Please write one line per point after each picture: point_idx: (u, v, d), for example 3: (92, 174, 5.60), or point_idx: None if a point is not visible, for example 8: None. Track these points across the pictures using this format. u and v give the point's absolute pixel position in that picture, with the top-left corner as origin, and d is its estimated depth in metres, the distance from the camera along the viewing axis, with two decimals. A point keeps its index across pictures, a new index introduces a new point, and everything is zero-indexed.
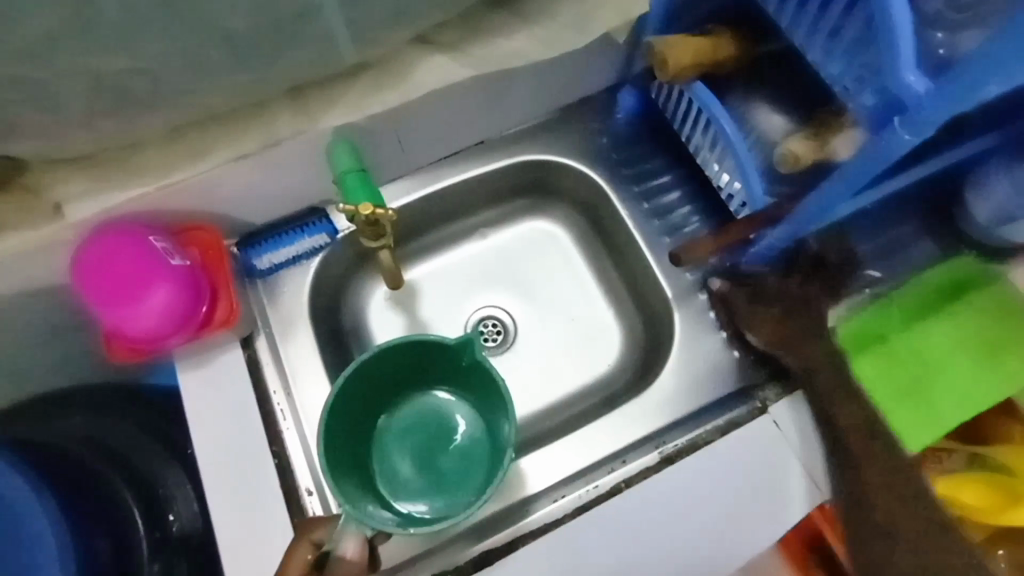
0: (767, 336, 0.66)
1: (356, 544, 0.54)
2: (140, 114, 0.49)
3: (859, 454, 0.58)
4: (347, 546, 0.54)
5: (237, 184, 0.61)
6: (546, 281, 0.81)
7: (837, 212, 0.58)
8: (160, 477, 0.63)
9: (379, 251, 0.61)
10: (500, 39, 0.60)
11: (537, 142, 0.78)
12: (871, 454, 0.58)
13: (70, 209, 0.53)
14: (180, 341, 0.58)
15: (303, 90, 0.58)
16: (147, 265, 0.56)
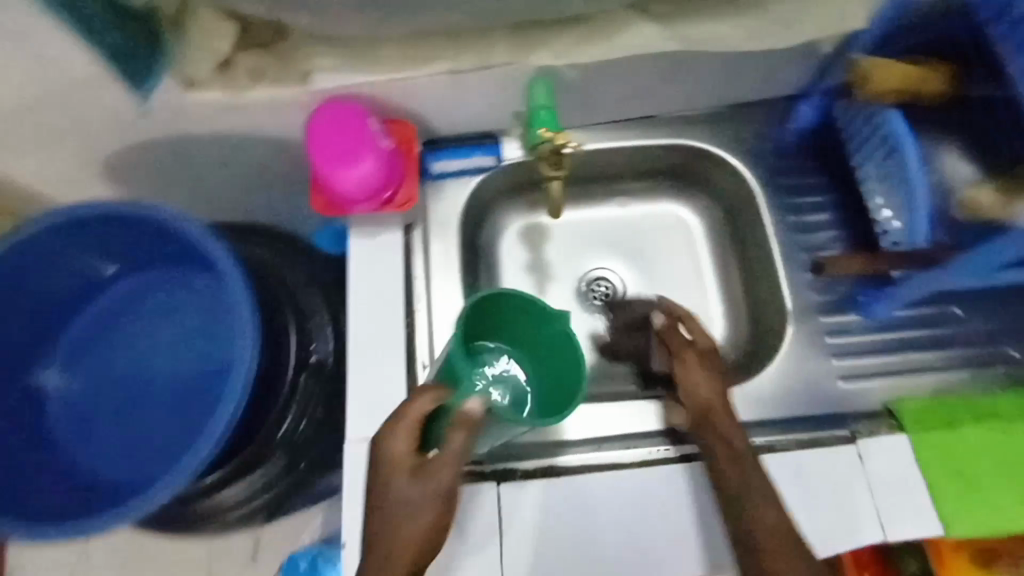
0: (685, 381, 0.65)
1: (478, 402, 0.49)
2: (399, 15, 0.59)
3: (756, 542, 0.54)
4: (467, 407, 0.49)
5: (443, 94, 0.70)
6: (669, 264, 0.86)
7: (978, 276, 0.62)
8: (309, 314, 0.75)
9: (551, 181, 0.67)
10: (707, 22, 0.65)
11: (704, 129, 0.81)
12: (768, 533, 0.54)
13: (319, 77, 0.66)
14: (365, 210, 0.68)
15: (524, 27, 0.65)
16: (359, 137, 0.65)
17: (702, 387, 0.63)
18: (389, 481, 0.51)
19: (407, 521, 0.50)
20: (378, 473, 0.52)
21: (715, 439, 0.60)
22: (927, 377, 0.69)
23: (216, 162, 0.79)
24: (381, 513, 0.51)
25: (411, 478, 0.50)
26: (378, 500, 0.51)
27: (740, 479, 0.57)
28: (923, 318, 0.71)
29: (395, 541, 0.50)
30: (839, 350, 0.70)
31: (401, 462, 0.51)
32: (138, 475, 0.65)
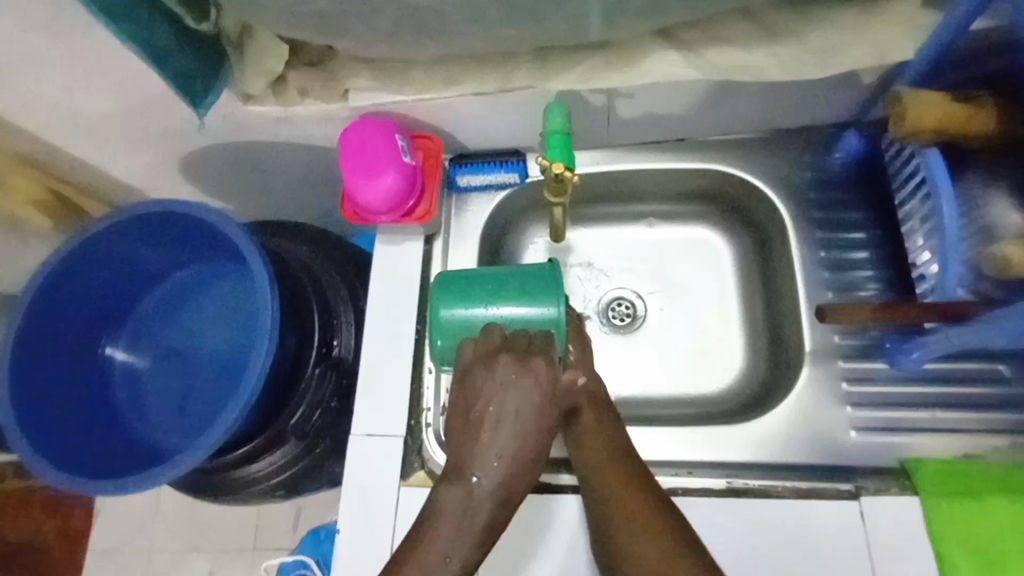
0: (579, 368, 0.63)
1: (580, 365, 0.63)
2: (423, 42, 0.63)
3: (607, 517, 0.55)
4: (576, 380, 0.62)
5: (468, 114, 0.74)
6: (691, 290, 0.85)
7: (1011, 338, 0.55)
8: (336, 312, 0.81)
9: (554, 207, 0.70)
10: (734, 48, 0.63)
11: (736, 154, 0.78)
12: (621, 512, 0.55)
13: (354, 95, 0.72)
14: (387, 221, 0.73)
15: (545, 52, 0.67)
16: (386, 152, 0.69)
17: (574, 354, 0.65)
18: (523, 396, 0.56)
19: (529, 432, 0.56)
20: (513, 385, 0.56)
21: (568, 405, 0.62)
22: (960, 441, 0.63)
23: (271, 166, 0.88)
24: (505, 421, 0.56)
25: (547, 396, 0.57)
26: (503, 408, 0.56)
27: (592, 436, 0.60)
28: (963, 374, 0.65)
29: (512, 447, 0.55)
30: (858, 400, 0.66)
31: (541, 381, 0.57)
32: (178, 442, 0.75)
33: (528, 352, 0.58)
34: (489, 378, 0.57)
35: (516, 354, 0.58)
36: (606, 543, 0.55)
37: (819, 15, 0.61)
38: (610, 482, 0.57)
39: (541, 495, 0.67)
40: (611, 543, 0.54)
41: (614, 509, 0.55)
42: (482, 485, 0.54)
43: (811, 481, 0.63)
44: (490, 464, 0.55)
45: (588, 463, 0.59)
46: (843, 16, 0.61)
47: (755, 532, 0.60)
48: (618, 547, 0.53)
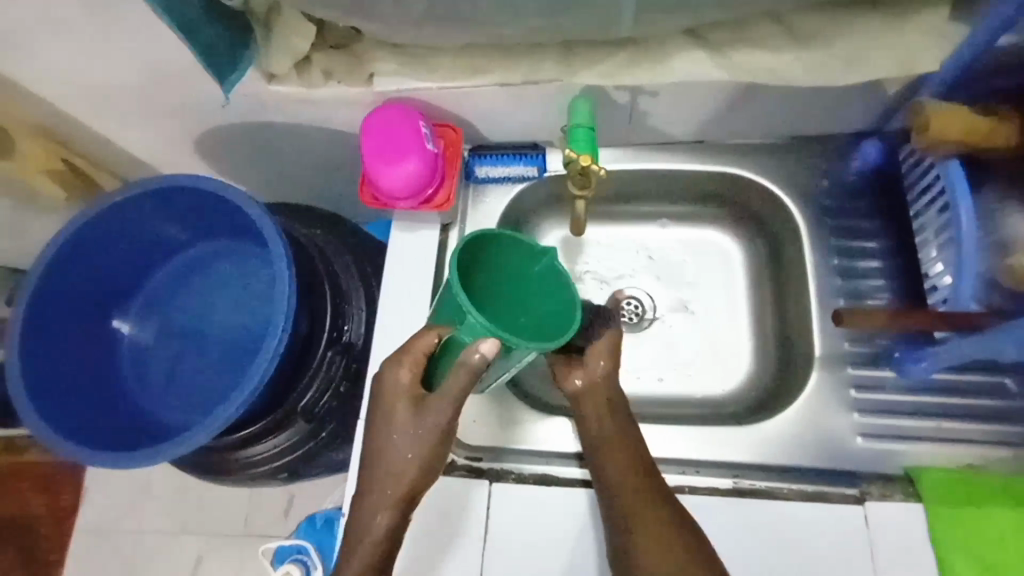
0: (582, 374, 0.62)
1: (490, 341, 0.53)
2: (453, 30, 0.63)
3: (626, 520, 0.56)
4: (484, 345, 0.53)
5: (491, 105, 0.74)
6: (701, 292, 0.86)
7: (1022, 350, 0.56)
8: (347, 296, 0.81)
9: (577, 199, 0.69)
10: (761, 52, 0.64)
11: (753, 159, 0.79)
12: (645, 521, 0.55)
13: (379, 80, 0.72)
14: (405, 207, 0.73)
15: (573, 47, 0.68)
16: (409, 137, 0.69)
17: (601, 362, 0.62)
18: (398, 428, 0.58)
19: (403, 470, 0.58)
20: (383, 425, 0.59)
21: (594, 408, 0.62)
22: (963, 451, 0.64)
23: (289, 148, 0.88)
24: (382, 465, 0.59)
25: (420, 429, 0.58)
26: (380, 450, 0.59)
27: (615, 445, 0.60)
28: (969, 386, 0.66)
29: (390, 490, 0.58)
30: (866, 407, 0.67)
31: (406, 417, 0.58)
32: (184, 419, 0.75)
33: (396, 362, 0.59)
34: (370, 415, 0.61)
35: (381, 388, 0.60)
36: (620, 544, 0.56)
37: (848, 24, 0.62)
38: (630, 493, 0.57)
39: (547, 487, 0.67)
40: (629, 551, 0.55)
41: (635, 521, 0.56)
42: (372, 505, 0.58)
43: (815, 485, 0.64)
44: (374, 507, 0.58)
45: (608, 469, 0.59)
46: (871, 26, 0.62)
47: (759, 533, 0.60)
48: (636, 551, 0.54)
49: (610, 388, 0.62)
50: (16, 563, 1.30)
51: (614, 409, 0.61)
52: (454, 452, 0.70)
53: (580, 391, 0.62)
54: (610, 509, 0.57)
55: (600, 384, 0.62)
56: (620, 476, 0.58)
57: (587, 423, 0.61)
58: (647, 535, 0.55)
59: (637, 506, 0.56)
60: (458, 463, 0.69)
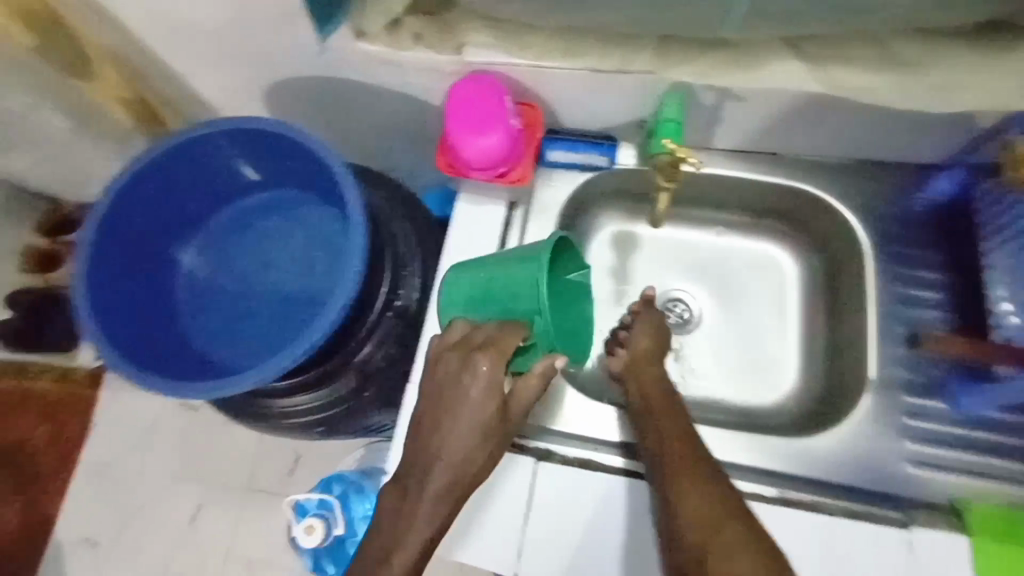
0: (625, 358, 0.71)
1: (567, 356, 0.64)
2: (557, 8, 0.63)
3: (668, 466, 0.59)
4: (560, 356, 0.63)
5: (576, 90, 0.74)
6: (752, 302, 0.86)
7: None
8: (405, 262, 0.80)
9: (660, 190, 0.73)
10: (858, 70, 0.64)
11: (825, 178, 0.79)
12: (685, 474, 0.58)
13: (468, 51, 0.71)
14: (479, 179, 0.73)
15: (669, 41, 0.67)
16: (495, 109, 0.69)
17: (643, 343, 0.71)
18: (470, 421, 0.60)
19: (456, 474, 0.59)
20: (441, 427, 0.60)
21: (641, 377, 0.69)
22: (1003, 489, 0.65)
23: (359, 108, 0.88)
24: (435, 470, 0.59)
25: (482, 433, 0.60)
26: (437, 445, 0.60)
27: (657, 406, 0.65)
28: (1015, 426, 0.67)
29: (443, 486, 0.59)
30: (915, 434, 0.67)
31: (478, 411, 0.60)
32: (231, 360, 0.75)
33: (478, 356, 0.61)
34: (430, 411, 0.61)
35: (446, 381, 0.61)
36: (666, 499, 0.57)
37: (951, 50, 0.62)
38: (673, 459, 0.59)
39: (590, 473, 0.67)
40: (672, 504, 0.56)
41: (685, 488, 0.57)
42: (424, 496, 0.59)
43: (857, 503, 0.65)
44: (425, 499, 0.58)
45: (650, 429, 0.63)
46: (977, 56, 0.61)
47: (802, 543, 0.61)
48: (675, 501, 0.56)
49: (657, 362, 0.70)
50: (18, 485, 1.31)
51: (656, 378, 0.68)
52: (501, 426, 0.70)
53: (626, 370, 0.70)
54: (655, 470, 0.60)
55: (642, 362, 0.70)
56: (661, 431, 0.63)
57: (633, 390, 0.68)
58: (686, 487, 0.57)
59: (677, 459, 0.59)
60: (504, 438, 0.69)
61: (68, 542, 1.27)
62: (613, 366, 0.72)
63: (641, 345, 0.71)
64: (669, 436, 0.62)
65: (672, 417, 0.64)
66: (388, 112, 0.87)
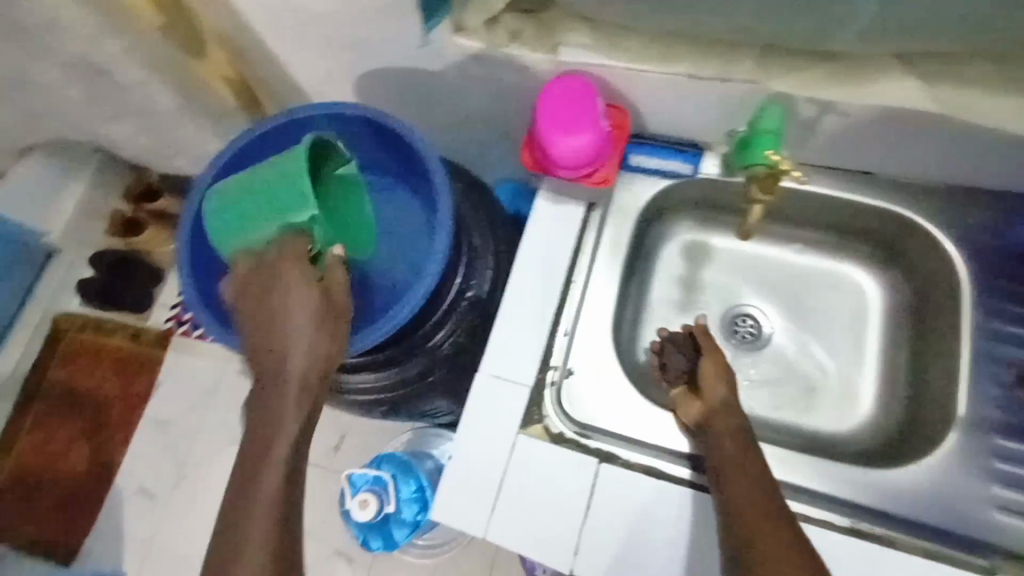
0: (697, 410, 0.70)
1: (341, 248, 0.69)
2: (664, 11, 0.62)
3: (744, 522, 0.57)
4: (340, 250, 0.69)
5: (669, 96, 0.73)
6: (825, 323, 0.84)
7: None
8: (479, 252, 0.81)
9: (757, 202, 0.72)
10: (978, 92, 0.60)
11: (922, 201, 0.75)
12: (760, 533, 0.56)
13: (564, 51, 0.71)
14: (563, 177, 0.73)
15: (772, 50, 0.65)
16: (588, 110, 0.70)
17: (719, 386, 0.70)
18: (297, 311, 0.63)
19: (303, 382, 0.62)
20: (275, 366, 0.62)
21: (719, 427, 0.67)
22: None
23: (445, 100, 0.89)
24: (286, 380, 0.61)
25: (308, 342, 0.62)
26: (280, 343, 0.63)
27: (732, 458, 0.63)
28: None
29: (301, 403, 0.61)
30: (1007, 480, 0.66)
31: (302, 294, 0.64)
32: None
33: (285, 263, 0.65)
34: (254, 341, 0.64)
35: (269, 282, 0.65)
36: (739, 556, 0.55)
37: None
38: (750, 514, 0.57)
39: (656, 481, 0.67)
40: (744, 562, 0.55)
41: (747, 490, 0.60)
42: (279, 427, 0.60)
43: (938, 544, 0.64)
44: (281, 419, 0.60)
45: (725, 482, 0.61)
46: None
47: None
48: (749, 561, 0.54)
49: (734, 409, 0.68)
50: (83, 433, 1.38)
51: (734, 429, 0.66)
52: (564, 424, 0.70)
53: (701, 418, 0.69)
54: (728, 522, 0.58)
55: (717, 411, 0.68)
56: (736, 485, 0.60)
57: (707, 439, 0.67)
58: (761, 546, 0.55)
59: (754, 516, 0.57)
60: (567, 436, 0.70)
61: (127, 491, 1.34)
62: (689, 417, 0.71)
63: (714, 395, 0.70)
64: (745, 489, 0.59)
65: (749, 472, 0.61)
66: (473, 105, 0.88)
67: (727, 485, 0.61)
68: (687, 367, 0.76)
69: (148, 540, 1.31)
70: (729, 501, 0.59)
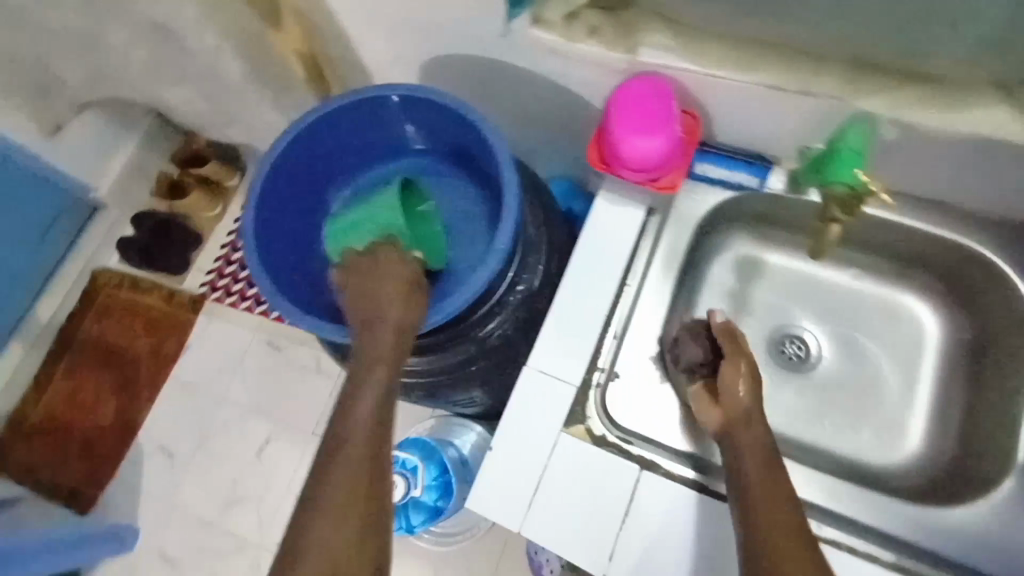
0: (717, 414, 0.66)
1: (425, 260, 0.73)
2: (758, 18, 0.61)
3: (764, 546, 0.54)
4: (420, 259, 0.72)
5: (745, 105, 0.71)
6: (878, 352, 0.82)
7: None
8: (533, 246, 0.80)
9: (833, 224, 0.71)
10: None
11: (999, 236, 0.72)
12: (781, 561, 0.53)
13: (643, 51, 0.70)
14: (627, 178, 0.72)
15: (862, 66, 0.64)
16: (663, 113, 0.69)
17: (740, 391, 0.66)
18: (388, 280, 0.66)
19: (390, 347, 0.62)
20: (365, 334, 0.63)
21: (743, 439, 0.63)
22: None
23: (509, 90, 0.89)
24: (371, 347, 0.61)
25: (398, 307, 0.64)
26: (371, 311, 0.64)
27: (756, 477, 0.59)
28: None
29: (386, 366, 0.60)
30: None
31: (392, 268, 0.67)
32: None
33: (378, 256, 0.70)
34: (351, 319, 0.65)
35: (360, 267, 0.69)
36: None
37: None
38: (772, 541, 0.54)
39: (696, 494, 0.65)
40: None
41: (768, 513, 0.56)
42: (361, 397, 0.58)
43: None
44: (365, 385, 0.59)
45: (747, 502, 0.58)
46: None
47: None
48: None
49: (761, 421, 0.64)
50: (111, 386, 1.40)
51: (759, 445, 0.62)
52: (608, 427, 0.69)
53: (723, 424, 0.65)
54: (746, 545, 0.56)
55: (739, 419, 0.65)
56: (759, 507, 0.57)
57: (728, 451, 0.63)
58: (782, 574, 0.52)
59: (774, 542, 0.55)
60: (609, 440, 0.69)
61: (149, 446, 1.37)
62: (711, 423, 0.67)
63: (735, 401, 0.66)
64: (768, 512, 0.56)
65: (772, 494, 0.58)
66: (537, 97, 0.87)
67: (748, 504, 0.58)
68: (705, 358, 0.72)
69: (166, 496, 1.33)
70: (750, 522, 0.56)
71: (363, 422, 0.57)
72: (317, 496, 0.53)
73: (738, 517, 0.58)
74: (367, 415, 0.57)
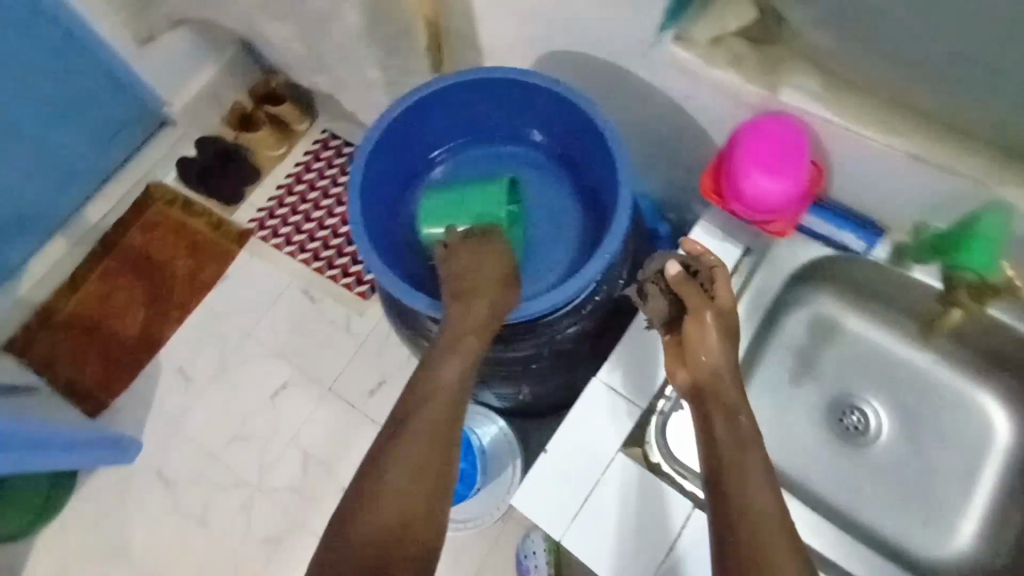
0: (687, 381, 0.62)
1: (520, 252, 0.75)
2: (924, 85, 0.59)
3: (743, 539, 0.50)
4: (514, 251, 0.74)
5: (872, 168, 0.69)
6: (940, 439, 0.80)
7: None
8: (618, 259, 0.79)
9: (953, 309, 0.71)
10: None
11: None
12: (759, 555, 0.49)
13: (784, 91, 0.68)
14: (738, 214, 0.71)
15: (1011, 156, 0.62)
16: (796, 157, 0.67)
17: (706, 354, 0.61)
18: (489, 265, 0.67)
19: (478, 330, 0.63)
20: (455, 312, 0.64)
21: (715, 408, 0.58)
22: None
23: (619, 97, 0.87)
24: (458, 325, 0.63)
25: (494, 295, 0.65)
26: (466, 292, 0.65)
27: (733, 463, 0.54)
28: None
29: (470, 346, 0.61)
30: None
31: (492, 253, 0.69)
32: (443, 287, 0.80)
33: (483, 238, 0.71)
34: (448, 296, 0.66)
35: (467, 247, 0.70)
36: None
37: None
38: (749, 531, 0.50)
39: None
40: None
41: (742, 502, 0.52)
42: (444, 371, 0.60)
43: None
44: (448, 361, 0.60)
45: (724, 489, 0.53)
46: None
47: None
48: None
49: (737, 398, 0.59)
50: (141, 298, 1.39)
51: (730, 420, 0.57)
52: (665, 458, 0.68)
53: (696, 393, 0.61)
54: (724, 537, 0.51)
55: (709, 389, 0.60)
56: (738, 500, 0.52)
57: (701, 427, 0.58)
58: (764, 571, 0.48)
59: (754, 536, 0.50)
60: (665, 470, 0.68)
61: (166, 366, 1.36)
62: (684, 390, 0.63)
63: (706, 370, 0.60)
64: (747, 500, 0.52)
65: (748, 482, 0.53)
66: (649, 112, 0.85)
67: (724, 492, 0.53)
68: (671, 312, 0.68)
69: (174, 418, 1.33)
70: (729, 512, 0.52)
71: (447, 388, 0.59)
72: (393, 448, 0.55)
73: (714, 515, 0.53)
74: (451, 379, 0.59)
